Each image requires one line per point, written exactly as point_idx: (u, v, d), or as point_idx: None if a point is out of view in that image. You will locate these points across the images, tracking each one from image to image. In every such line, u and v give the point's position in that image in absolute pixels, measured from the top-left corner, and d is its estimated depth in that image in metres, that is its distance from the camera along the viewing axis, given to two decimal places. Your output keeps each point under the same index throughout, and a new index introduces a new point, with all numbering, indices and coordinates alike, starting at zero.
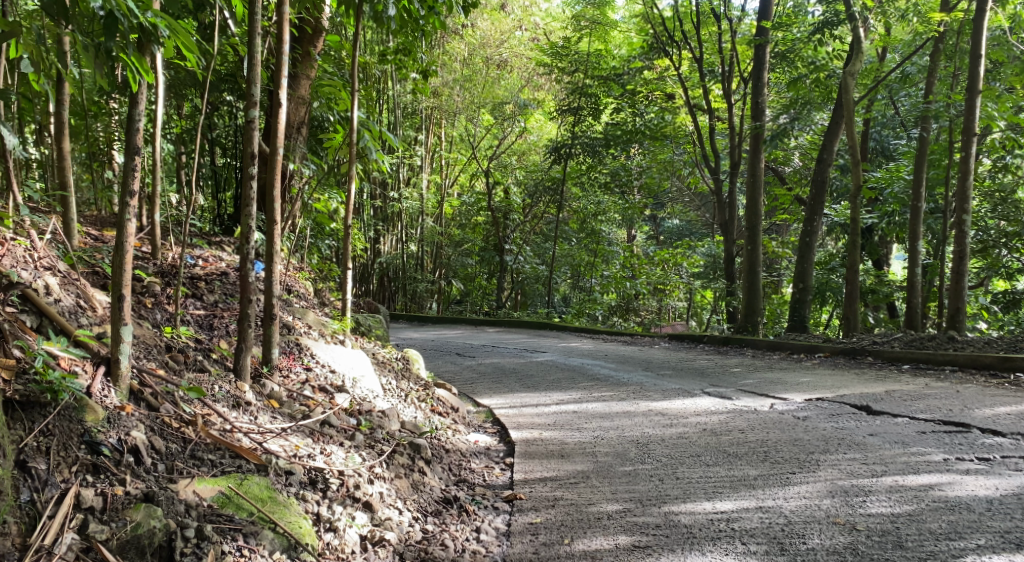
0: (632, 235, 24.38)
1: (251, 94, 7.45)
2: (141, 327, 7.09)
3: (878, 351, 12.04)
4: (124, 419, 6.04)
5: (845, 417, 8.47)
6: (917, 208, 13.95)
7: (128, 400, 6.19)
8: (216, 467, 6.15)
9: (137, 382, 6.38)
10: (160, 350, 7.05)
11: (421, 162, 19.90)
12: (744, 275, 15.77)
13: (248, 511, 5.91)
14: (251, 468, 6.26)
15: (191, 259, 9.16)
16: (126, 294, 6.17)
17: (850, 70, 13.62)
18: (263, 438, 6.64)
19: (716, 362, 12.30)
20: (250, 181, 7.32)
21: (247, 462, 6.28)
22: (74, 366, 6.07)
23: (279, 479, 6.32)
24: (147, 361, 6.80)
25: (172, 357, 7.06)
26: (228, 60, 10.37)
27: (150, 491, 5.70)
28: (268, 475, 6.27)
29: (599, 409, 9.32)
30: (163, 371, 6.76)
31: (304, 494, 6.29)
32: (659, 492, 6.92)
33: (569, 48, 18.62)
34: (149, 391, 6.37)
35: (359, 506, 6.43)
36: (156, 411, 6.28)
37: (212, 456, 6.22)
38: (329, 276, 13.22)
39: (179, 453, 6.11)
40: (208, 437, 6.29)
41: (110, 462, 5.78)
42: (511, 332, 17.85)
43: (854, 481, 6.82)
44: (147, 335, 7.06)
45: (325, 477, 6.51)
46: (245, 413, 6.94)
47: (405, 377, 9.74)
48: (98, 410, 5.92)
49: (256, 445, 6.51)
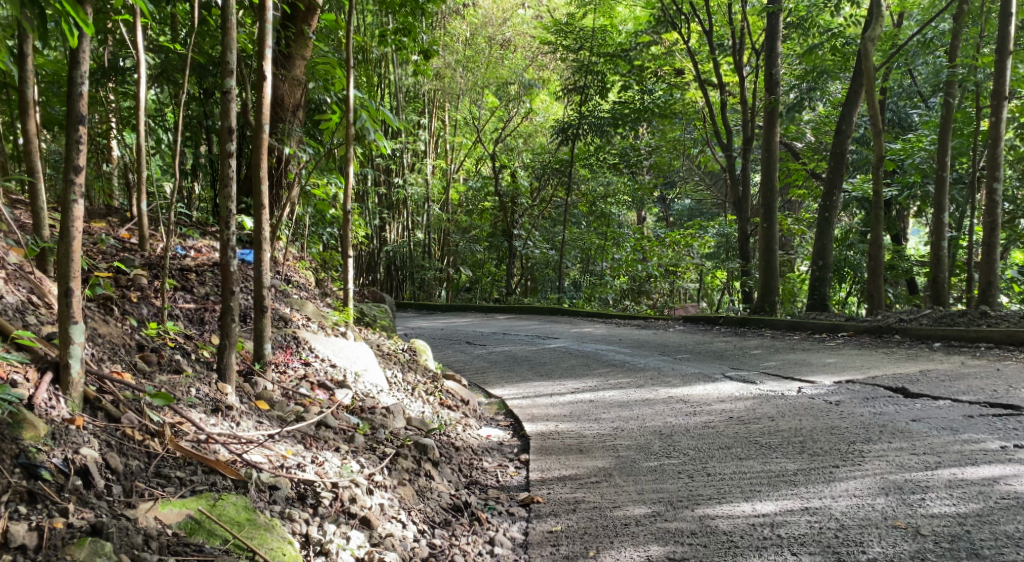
0: (641, 216, 23.85)
1: (227, 61, 6.74)
2: (108, 324, 6.50)
3: (906, 329, 11.40)
4: (75, 434, 5.44)
5: (882, 400, 7.85)
6: (942, 179, 13.16)
7: (81, 412, 5.59)
8: (184, 486, 5.55)
9: (95, 389, 5.79)
10: (129, 350, 6.46)
11: (425, 147, 19.25)
12: (762, 253, 15.06)
13: (221, 538, 5.33)
14: (227, 484, 5.68)
15: (182, 251, 8.55)
16: (76, 288, 5.55)
17: (869, 36, 12.87)
18: (245, 447, 6.03)
19: (736, 345, 11.67)
20: (228, 160, 6.66)
21: (223, 477, 5.70)
22: (12, 373, 5.49)
23: (261, 495, 5.73)
24: (112, 363, 6.21)
25: (143, 357, 6.48)
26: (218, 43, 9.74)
27: (99, 523, 5.08)
28: (248, 493, 5.68)
29: (617, 397, 8.71)
30: (129, 376, 6.15)
31: (291, 513, 5.70)
32: (690, 492, 6.31)
33: (573, 24, 17.72)
34: (110, 399, 5.78)
35: (355, 524, 5.83)
36: (116, 421, 5.69)
37: (181, 473, 5.63)
38: (330, 264, 12.57)
39: (141, 472, 5.52)
40: (178, 450, 5.71)
41: (51, 488, 5.17)
42: (522, 318, 17.25)
43: (906, 475, 6.20)
44: (115, 334, 6.49)
45: (316, 490, 5.92)
46: (225, 419, 6.31)
47: (412, 368, 9.13)
48: (38, 425, 5.33)
49: (235, 457, 5.91)
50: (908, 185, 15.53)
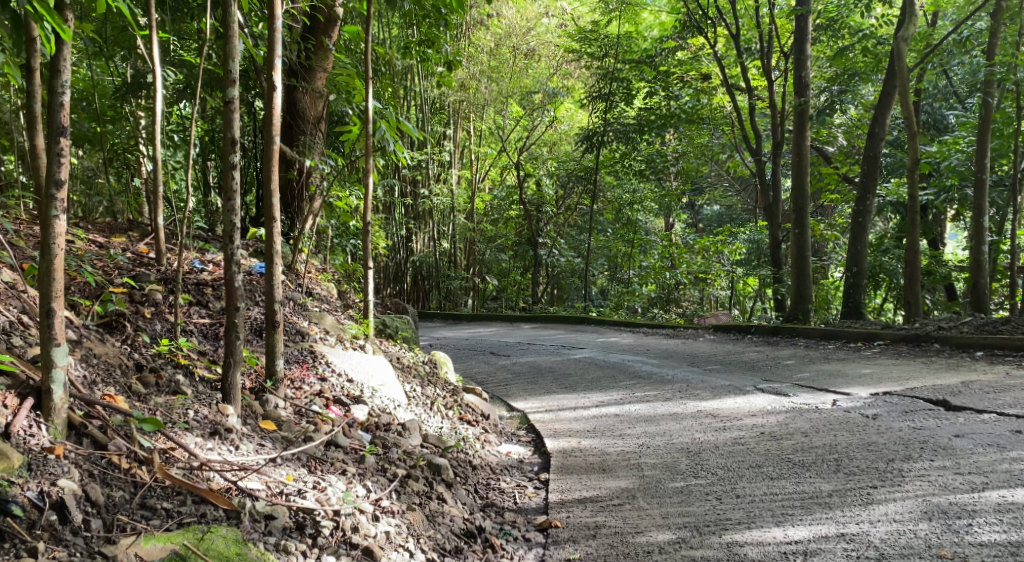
0: (670, 223, 23.49)
1: (228, 70, 6.43)
2: (104, 344, 6.29)
3: (946, 337, 10.99)
4: (53, 464, 5.25)
5: (922, 414, 7.49)
6: (982, 182, 12.72)
7: (63, 439, 5.40)
8: (172, 518, 5.34)
9: (82, 414, 5.58)
10: (126, 371, 6.23)
11: (450, 157, 18.97)
12: (793, 260, 14.62)
13: None
14: (218, 515, 5.43)
15: (198, 265, 8.15)
16: (59, 308, 5.37)
17: (903, 36, 12.47)
18: (241, 474, 5.78)
19: (768, 355, 11.30)
20: (232, 171, 6.43)
21: (214, 508, 5.46)
22: None
23: (256, 526, 5.49)
24: (106, 386, 5.97)
25: (139, 378, 6.23)
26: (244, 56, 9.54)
27: None
28: (241, 523, 5.45)
29: (644, 411, 8.40)
30: (122, 400, 5.91)
31: (286, 545, 5.45)
32: (717, 516, 6.04)
33: (597, 31, 17.69)
34: (97, 424, 5.58)
35: (356, 555, 5.60)
36: (103, 448, 5.48)
37: (168, 504, 5.41)
38: (352, 276, 12.26)
39: (124, 504, 5.31)
40: (167, 479, 5.49)
41: (22, 525, 4.99)
42: (548, 327, 16.93)
43: (951, 498, 5.92)
44: (111, 353, 6.27)
45: (316, 519, 5.67)
46: (224, 442, 6.06)
47: (432, 382, 8.85)
48: (13, 456, 5.15)
49: (230, 485, 5.67)
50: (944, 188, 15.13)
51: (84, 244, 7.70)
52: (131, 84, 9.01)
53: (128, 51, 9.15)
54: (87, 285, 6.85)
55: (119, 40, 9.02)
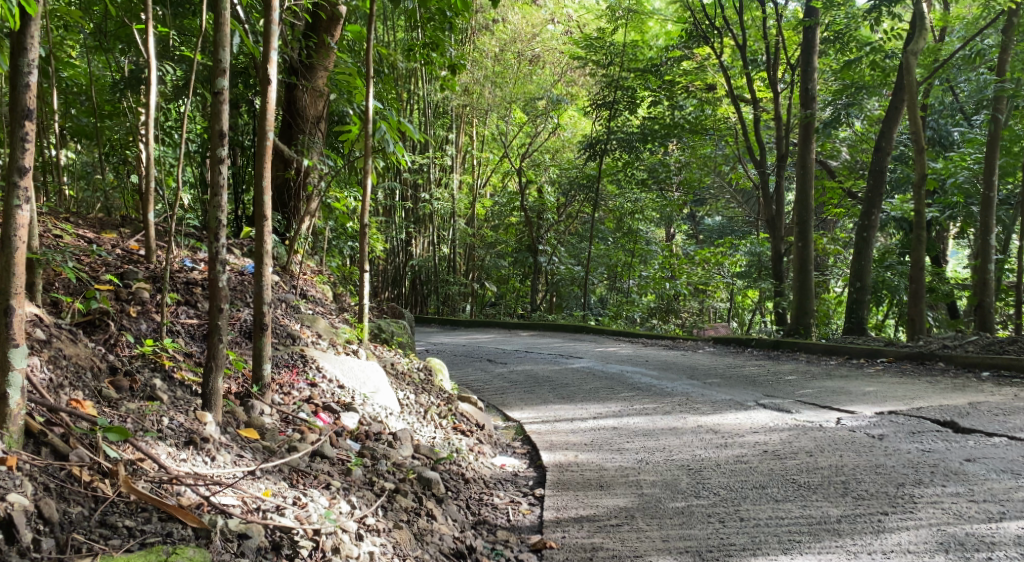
0: (671, 234, 23.25)
1: (219, 59, 6.16)
2: (76, 344, 5.99)
3: (951, 356, 10.72)
4: (4, 477, 4.99)
5: (930, 436, 7.21)
6: (989, 199, 12.44)
7: (19, 448, 5.14)
8: (133, 538, 5.07)
9: (42, 421, 5.32)
10: (98, 375, 5.96)
11: (451, 161, 18.69)
12: (797, 274, 14.31)
13: None
14: (186, 535, 5.17)
15: (190, 263, 7.86)
16: (17, 306, 5.12)
17: (913, 50, 12.20)
18: (216, 488, 5.51)
19: (769, 369, 11.03)
20: (220, 166, 6.15)
21: (182, 526, 5.19)
22: None
23: (227, 546, 5.22)
24: (73, 391, 5.72)
25: (112, 383, 5.97)
26: (245, 52, 9.22)
27: None
28: (211, 543, 5.19)
29: (643, 425, 8.12)
30: (90, 406, 5.66)
31: None
32: (721, 541, 5.78)
33: (603, 39, 17.36)
34: (59, 433, 5.32)
35: None
36: (64, 459, 5.23)
37: (130, 521, 5.14)
38: (348, 279, 11.93)
39: (82, 521, 5.06)
40: (132, 493, 5.23)
41: None
42: (547, 336, 16.65)
43: (968, 528, 5.68)
44: (83, 354, 5.98)
45: (294, 539, 5.41)
46: (199, 452, 5.78)
47: (426, 389, 8.56)
48: None
49: (202, 501, 5.40)
50: (950, 205, 14.85)
51: (72, 239, 7.41)
52: (129, 78, 8.69)
53: (126, 45, 8.82)
54: (70, 281, 6.57)
55: (119, 35, 8.67)
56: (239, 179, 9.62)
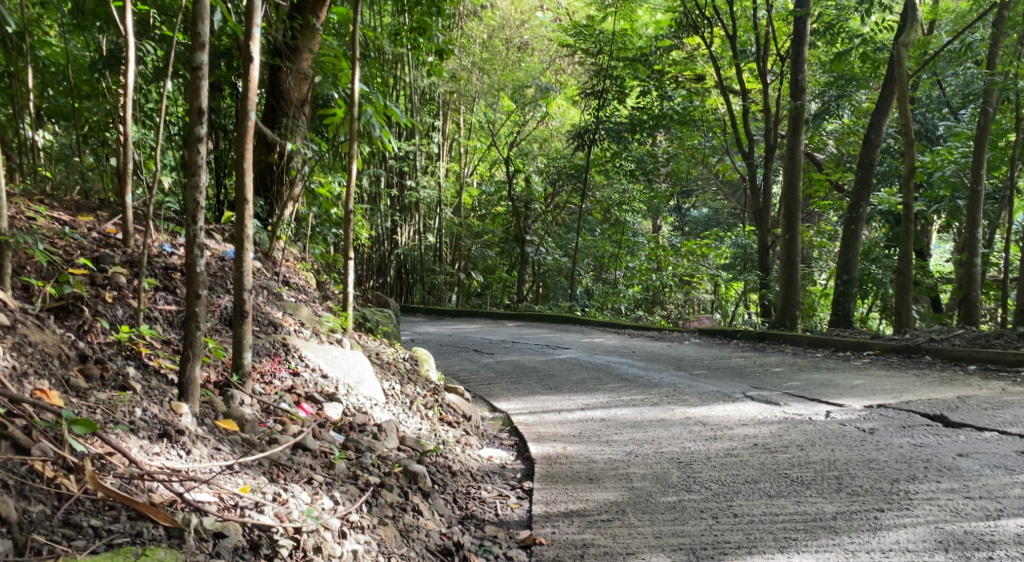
0: (656, 225, 23.10)
1: (198, 33, 5.95)
2: (43, 331, 5.79)
3: (937, 349, 10.60)
4: None
5: (921, 430, 7.08)
6: (977, 192, 12.30)
7: None
8: (100, 538, 4.90)
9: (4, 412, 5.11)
10: (66, 363, 5.76)
11: (438, 149, 18.43)
12: (784, 265, 14.16)
13: None
14: (157, 534, 5.01)
15: (169, 248, 7.65)
16: None
17: (902, 41, 12.04)
18: (192, 484, 5.34)
19: (756, 361, 10.89)
20: (198, 145, 5.95)
21: (154, 526, 5.03)
22: None
23: (202, 546, 5.06)
24: (39, 379, 5.51)
25: (82, 371, 5.78)
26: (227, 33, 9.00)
27: None
28: (185, 543, 5.03)
29: (631, 416, 7.96)
30: (57, 397, 5.45)
31: None
32: (716, 538, 5.64)
33: (592, 27, 17.10)
34: (21, 425, 5.12)
35: None
36: (25, 454, 5.03)
37: (96, 521, 4.97)
38: (332, 266, 11.72)
39: (45, 521, 4.87)
40: (99, 490, 5.05)
41: None
42: (533, 326, 16.49)
43: (967, 526, 5.55)
44: (51, 341, 5.78)
45: (273, 537, 5.26)
46: (173, 446, 5.60)
47: (412, 380, 8.39)
48: None
49: (176, 498, 5.23)
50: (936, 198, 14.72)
51: (47, 221, 7.19)
52: (108, 59, 8.44)
53: (104, 23, 8.56)
54: (43, 265, 6.37)
55: (95, 14, 8.41)
56: (220, 164, 9.40)
